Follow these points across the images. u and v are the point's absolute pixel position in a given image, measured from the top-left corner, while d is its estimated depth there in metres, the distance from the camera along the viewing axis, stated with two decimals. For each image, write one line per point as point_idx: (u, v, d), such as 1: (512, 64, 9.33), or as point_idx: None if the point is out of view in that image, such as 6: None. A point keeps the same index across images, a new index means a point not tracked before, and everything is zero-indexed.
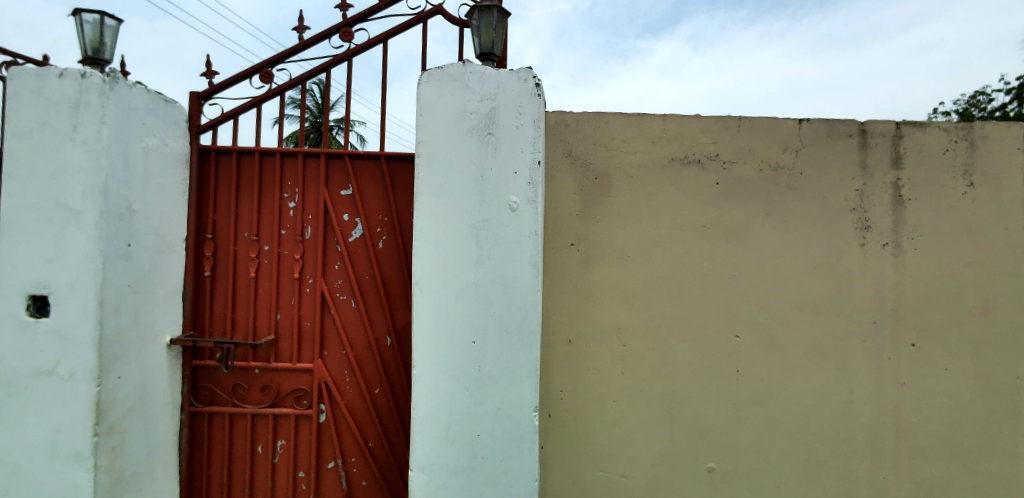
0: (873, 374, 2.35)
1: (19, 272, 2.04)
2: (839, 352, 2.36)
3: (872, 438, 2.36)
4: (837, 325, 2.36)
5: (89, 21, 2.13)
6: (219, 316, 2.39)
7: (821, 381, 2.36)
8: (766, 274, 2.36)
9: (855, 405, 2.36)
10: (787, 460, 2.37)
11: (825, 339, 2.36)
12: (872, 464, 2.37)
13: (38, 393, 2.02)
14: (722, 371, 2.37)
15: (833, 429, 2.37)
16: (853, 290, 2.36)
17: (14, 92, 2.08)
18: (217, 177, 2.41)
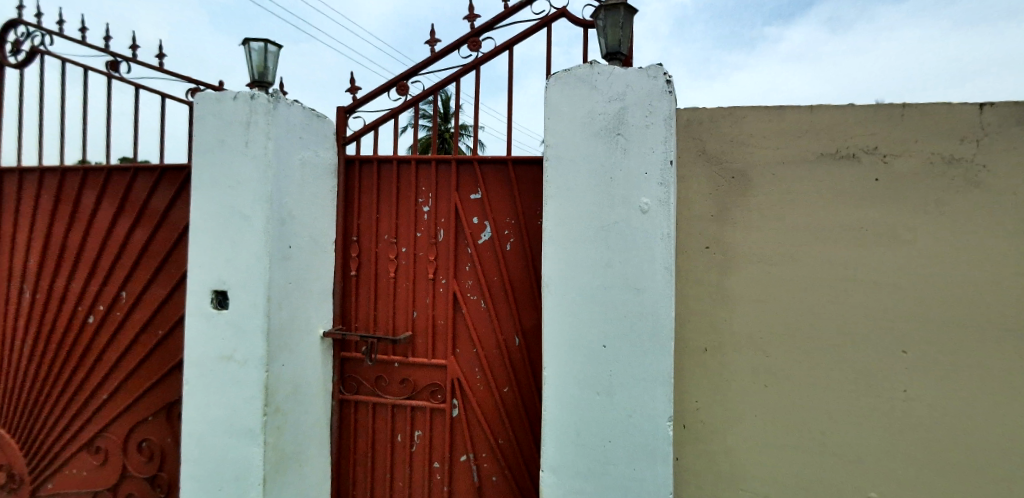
0: (941, 383, 2.08)
1: (206, 271, 2.37)
2: (961, 362, 2.06)
3: (965, 453, 2.07)
4: (977, 336, 2.05)
5: (255, 48, 2.42)
6: (363, 312, 2.60)
7: (975, 405, 2.06)
8: (906, 279, 2.11)
9: (1010, 434, 2.04)
10: (937, 491, 2.10)
11: (949, 350, 2.07)
12: (956, 481, 2.08)
13: (220, 374, 2.33)
14: (843, 384, 2.16)
15: (988, 460, 2.06)
16: (987, 296, 2.05)
17: (200, 115, 2.41)
18: (361, 184, 2.61)
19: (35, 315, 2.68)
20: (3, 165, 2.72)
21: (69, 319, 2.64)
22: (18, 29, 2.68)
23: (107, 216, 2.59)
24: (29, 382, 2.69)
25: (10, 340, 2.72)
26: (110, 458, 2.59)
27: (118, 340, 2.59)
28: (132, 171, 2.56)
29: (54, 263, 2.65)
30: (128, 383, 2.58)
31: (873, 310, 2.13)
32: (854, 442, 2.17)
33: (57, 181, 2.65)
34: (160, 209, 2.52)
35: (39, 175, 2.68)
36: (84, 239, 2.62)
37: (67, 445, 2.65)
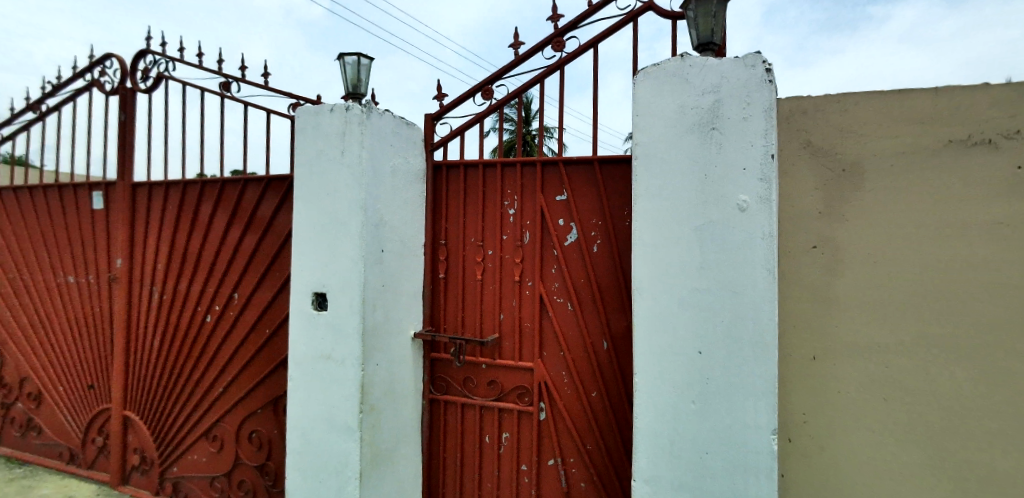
0: None
1: (307, 274, 2.51)
2: None
3: None
4: None
5: (349, 62, 2.55)
6: (452, 315, 2.67)
7: None
8: None
9: None
10: None
11: None
12: None
13: (320, 372, 2.46)
14: (981, 401, 1.91)
15: None
16: None
17: (301, 128, 2.57)
18: (448, 189, 2.69)
19: (163, 314, 2.98)
20: (136, 180, 3.05)
21: (191, 318, 2.91)
22: (147, 58, 2.99)
23: (221, 224, 2.83)
24: (159, 374, 2.99)
25: (143, 336, 3.05)
26: (225, 447, 2.82)
27: (232, 337, 2.82)
28: (242, 182, 2.77)
29: (178, 267, 2.94)
30: (240, 378, 2.79)
31: (1018, 317, 1.87)
32: (1000, 469, 1.90)
33: (180, 193, 2.93)
34: (267, 217, 2.72)
35: (165, 188, 2.98)
36: (203, 245, 2.88)
37: (189, 433, 2.91)
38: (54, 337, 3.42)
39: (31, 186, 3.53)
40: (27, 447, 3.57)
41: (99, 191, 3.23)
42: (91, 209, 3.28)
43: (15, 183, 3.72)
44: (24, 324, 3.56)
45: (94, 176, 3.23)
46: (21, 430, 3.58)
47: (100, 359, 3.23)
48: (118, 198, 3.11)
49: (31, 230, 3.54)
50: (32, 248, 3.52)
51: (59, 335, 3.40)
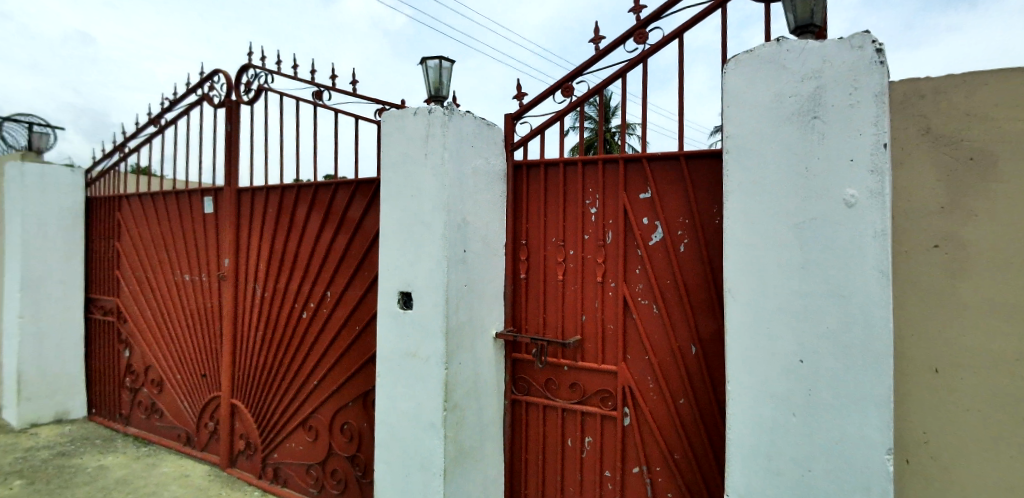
0: None
1: (393, 274, 2.61)
2: None
3: None
4: None
5: (432, 65, 2.63)
6: (533, 315, 2.67)
7: None
8: None
9: None
10: None
11: None
12: None
13: (406, 369, 2.54)
14: None
15: None
16: None
17: (387, 132, 2.67)
18: (528, 189, 2.69)
19: (264, 310, 3.21)
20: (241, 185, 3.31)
21: (288, 314, 3.12)
22: (248, 72, 3.22)
23: (315, 226, 2.99)
24: (261, 366, 3.23)
25: (248, 330, 3.29)
26: (319, 437, 2.99)
27: (325, 333, 2.98)
28: (333, 185, 2.91)
29: (277, 266, 3.15)
30: (332, 371, 2.95)
31: None
32: None
33: (278, 197, 3.14)
34: (356, 218, 2.84)
35: (266, 192, 3.21)
36: (299, 246, 3.06)
37: (288, 422, 3.12)
38: (173, 329, 3.79)
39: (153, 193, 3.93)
40: (152, 428, 3.98)
41: (210, 196, 3.54)
42: (203, 213, 3.60)
43: (139, 190, 4.15)
44: (148, 316, 3.97)
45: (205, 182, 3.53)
46: (147, 412, 4.00)
47: (211, 351, 3.54)
48: (226, 203, 3.39)
49: (153, 233, 3.94)
50: (154, 249, 3.92)
51: (176, 328, 3.76)
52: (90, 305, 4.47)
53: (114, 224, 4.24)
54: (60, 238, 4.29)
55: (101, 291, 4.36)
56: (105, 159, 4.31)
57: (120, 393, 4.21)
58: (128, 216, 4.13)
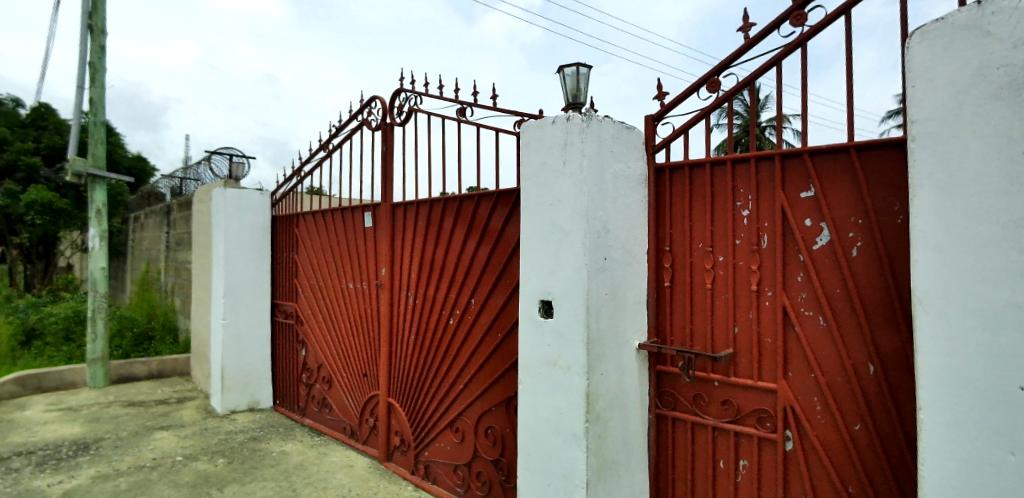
0: None
1: (534, 282, 2.64)
2: None
3: None
4: None
5: (569, 72, 2.64)
6: (680, 326, 2.53)
7: None
8: None
9: None
10: None
11: None
12: None
13: (547, 376, 2.55)
14: None
15: None
16: None
17: (527, 143, 2.73)
18: (671, 193, 2.57)
19: (416, 315, 3.47)
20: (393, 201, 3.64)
21: (436, 320, 3.33)
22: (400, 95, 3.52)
23: (460, 236, 3.17)
24: (412, 368, 3.48)
25: (402, 335, 3.58)
26: (466, 438, 3.12)
27: (471, 339, 3.12)
28: (476, 197, 3.06)
29: (426, 276, 3.40)
30: (477, 376, 3.08)
31: None
32: None
33: (427, 210, 3.40)
34: (498, 228, 2.95)
35: (416, 206, 3.48)
36: (445, 256, 3.27)
37: (435, 424, 3.32)
38: (338, 332, 4.26)
39: (323, 211, 4.47)
40: (322, 420, 4.49)
41: (369, 211, 3.93)
42: (363, 227, 4.02)
43: (312, 209, 4.74)
44: (318, 320, 4.50)
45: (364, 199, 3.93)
46: (318, 406, 4.53)
47: (370, 352, 3.91)
48: (382, 217, 3.75)
49: (322, 246, 4.48)
50: (323, 260, 4.45)
51: (341, 331, 4.22)
52: (274, 310, 5.18)
53: (293, 239, 4.90)
54: (251, 251, 5.02)
55: (283, 298, 5.04)
56: (286, 183, 5.00)
57: (297, 387, 4.81)
58: (303, 231, 4.74)
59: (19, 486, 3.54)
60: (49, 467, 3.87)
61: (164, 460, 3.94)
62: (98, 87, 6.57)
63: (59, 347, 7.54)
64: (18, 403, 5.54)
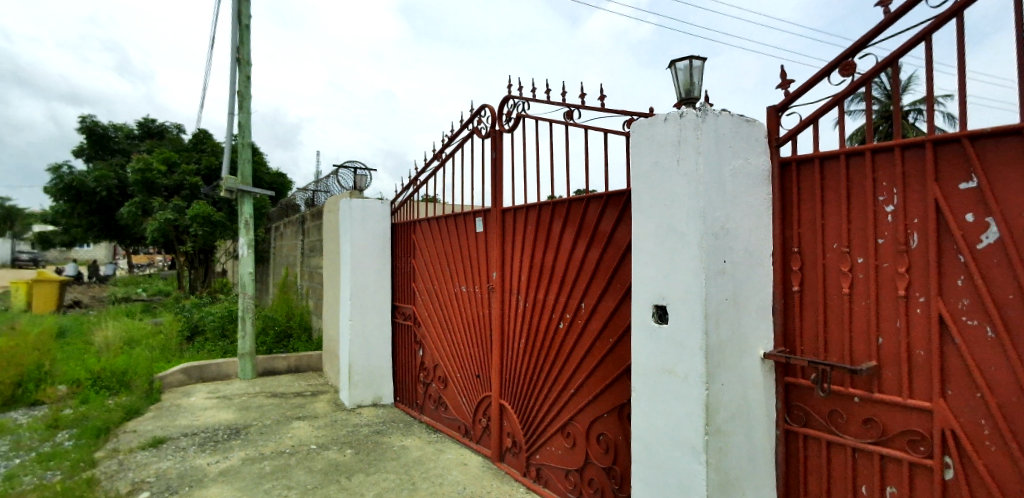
0: None
1: (648, 287, 2.56)
2: None
3: None
4: None
5: (682, 67, 2.56)
6: (811, 334, 2.29)
7: None
8: None
9: None
10: None
11: None
12: None
13: (662, 385, 2.45)
14: None
15: None
16: None
17: (637, 142, 2.65)
18: (799, 189, 2.35)
19: (526, 319, 3.60)
20: (507, 207, 3.79)
21: (547, 324, 3.42)
22: (508, 103, 3.74)
23: (570, 239, 3.24)
24: (524, 371, 3.61)
25: (514, 338, 3.74)
26: (577, 443, 3.18)
27: (582, 343, 3.15)
28: (585, 200, 3.12)
29: (536, 280, 3.53)
30: (588, 382, 3.10)
31: None
32: None
33: (536, 214, 3.53)
34: (608, 230, 2.96)
35: (527, 210, 3.63)
36: (555, 259, 3.36)
37: (548, 427, 3.40)
38: (453, 332, 4.47)
39: (436, 218, 4.72)
40: (438, 418, 4.74)
41: (480, 217, 4.12)
42: (475, 232, 4.21)
43: (426, 216, 5.03)
44: (433, 321, 4.76)
45: (475, 205, 4.13)
46: (434, 404, 4.78)
47: (483, 354, 4.10)
48: (492, 223, 3.93)
49: (436, 250, 4.74)
50: (437, 264, 4.70)
51: (455, 331, 4.43)
52: (393, 311, 5.56)
53: (410, 244, 5.24)
54: (375, 256, 5.43)
55: (401, 300, 5.40)
56: (403, 192, 5.36)
57: (415, 386, 5.13)
58: (419, 237, 5.05)
59: (186, 463, 4.12)
60: (209, 447, 4.46)
61: (300, 447, 4.36)
62: (244, 112, 7.49)
63: (217, 342, 8.70)
64: (184, 391, 6.46)
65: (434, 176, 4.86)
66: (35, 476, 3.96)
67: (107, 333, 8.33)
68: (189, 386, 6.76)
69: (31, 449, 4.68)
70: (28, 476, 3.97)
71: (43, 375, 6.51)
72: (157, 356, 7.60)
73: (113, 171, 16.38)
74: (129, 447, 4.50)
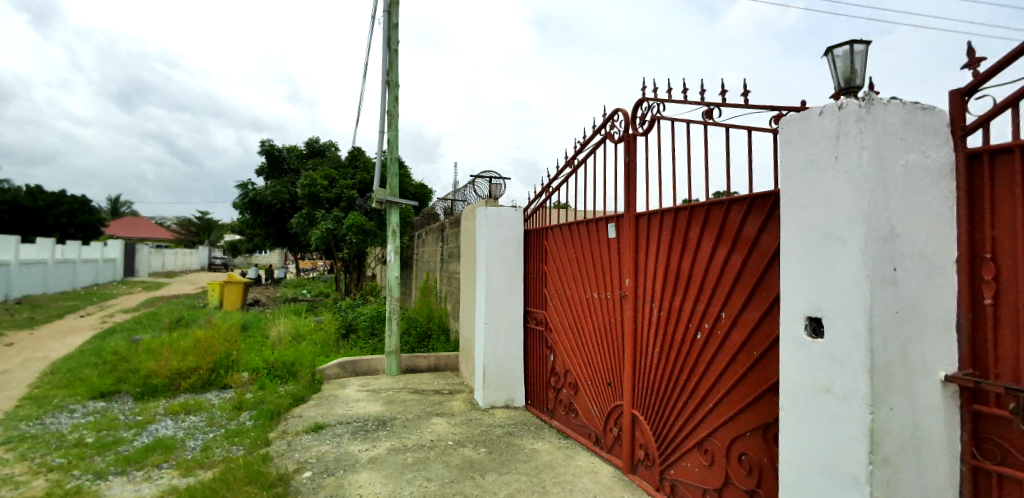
0: None
1: (800, 297, 2.36)
2: None
3: None
4: None
5: (840, 54, 2.34)
6: (1009, 357, 1.90)
7: None
8: None
9: None
10: None
11: None
12: None
13: (816, 406, 2.24)
14: None
15: None
16: None
17: (787, 139, 2.47)
18: (993, 184, 1.98)
19: (660, 327, 3.52)
20: (642, 212, 3.75)
21: (682, 334, 3.31)
22: (643, 105, 3.73)
23: (708, 245, 3.12)
24: (658, 381, 3.52)
25: (647, 347, 3.67)
26: (716, 462, 3.02)
27: (721, 355, 3.00)
28: (727, 203, 2.98)
29: (671, 288, 3.43)
30: (728, 397, 2.94)
31: None
32: None
33: (672, 219, 3.45)
34: (752, 235, 2.79)
35: (661, 215, 3.56)
36: (693, 266, 3.25)
37: (684, 442, 3.28)
38: (585, 339, 4.51)
39: (569, 225, 4.83)
40: (569, 424, 4.80)
41: (613, 223, 4.14)
42: (607, 238, 4.23)
43: (559, 222, 5.16)
44: (565, 326, 4.86)
45: (607, 211, 4.16)
46: (565, 409, 4.86)
47: (615, 362, 4.08)
48: (626, 228, 3.93)
49: (568, 257, 4.83)
50: (569, 271, 4.79)
51: (587, 338, 4.48)
52: (526, 316, 5.77)
53: (542, 250, 5.41)
54: (510, 261, 5.71)
55: (533, 305, 5.59)
56: (536, 199, 5.57)
57: (547, 391, 5.26)
58: (551, 242, 5.19)
59: (342, 448, 4.72)
60: (360, 435, 5.06)
61: (439, 442, 4.74)
62: (393, 130, 8.39)
63: (367, 340, 9.82)
64: (340, 383, 7.39)
65: (567, 182, 4.97)
66: (224, 449, 5.05)
67: (281, 329, 9.88)
68: (344, 378, 7.73)
69: (221, 425, 5.82)
70: (219, 448, 5.07)
71: (231, 363, 7.95)
72: (319, 350, 8.80)
73: (285, 189, 19.35)
74: (295, 430, 5.32)
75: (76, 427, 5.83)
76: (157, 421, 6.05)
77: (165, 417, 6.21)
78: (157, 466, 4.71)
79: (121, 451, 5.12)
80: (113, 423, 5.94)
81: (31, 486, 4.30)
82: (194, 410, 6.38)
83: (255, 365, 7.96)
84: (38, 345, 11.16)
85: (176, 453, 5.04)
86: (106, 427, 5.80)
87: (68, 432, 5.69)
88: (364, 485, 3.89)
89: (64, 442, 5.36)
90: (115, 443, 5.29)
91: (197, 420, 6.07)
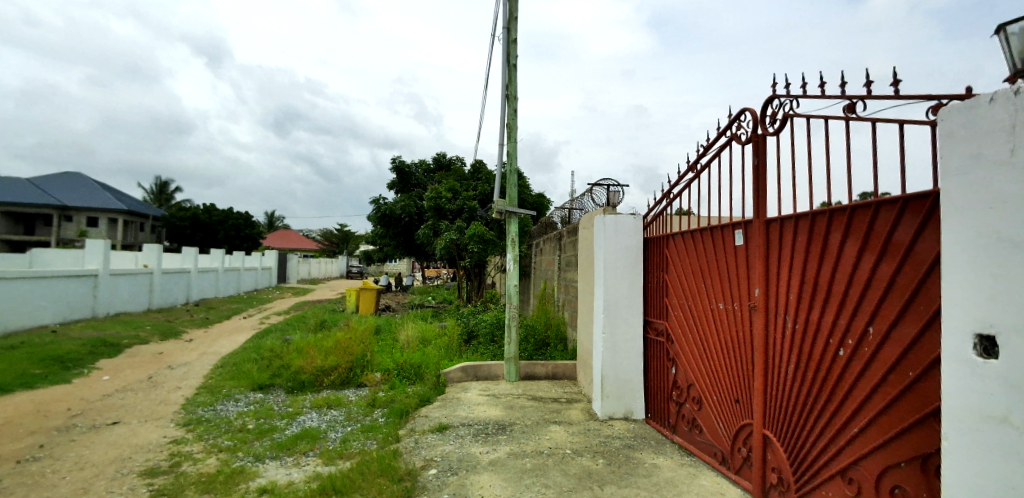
0: None
1: (966, 311, 2.08)
2: None
3: None
4: None
5: (1016, 31, 2.05)
6: None
7: None
8: None
9: None
10: None
11: None
12: None
13: (991, 438, 1.95)
14: None
15: None
16: None
17: (946, 132, 2.20)
18: None
19: (796, 341, 3.28)
20: (775, 217, 3.54)
21: (821, 350, 3.06)
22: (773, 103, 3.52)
23: (852, 253, 2.86)
24: (792, 400, 3.28)
25: (780, 362, 3.44)
26: (863, 493, 2.74)
27: (869, 374, 2.72)
28: (874, 206, 2.72)
29: (808, 299, 3.19)
30: (877, 422, 2.65)
31: None
32: None
33: (809, 225, 3.21)
34: (905, 242, 2.52)
35: (796, 221, 3.34)
36: (833, 275, 3.00)
37: (825, 468, 3.02)
38: (710, 352, 4.33)
39: (691, 232, 4.69)
40: (693, 440, 4.62)
41: (740, 229, 3.95)
42: (734, 245, 4.04)
43: (680, 229, 5.02)
44: (688, 338, 4.71)
45: (734, 217, 3.98)
46: (688, 425, 4.69)
47: (744, 378, 3.87)
48: (755, 235, 3.72)
49: (691, 265, 4.69)
50: (692, 280, 4.65)
51: (712, 351, 4.29)
52: (646, 326, 5.67)
53: (663, 258, 5.30)
54: (628, 270, 5.67)
55: (654, 315, 5.48)
56: (656, 206, 5.47)
57: (669, 404, 5.11)
58: (673, 251, 5.06)
59: (464, 449, 5.06)
60: (481, 438, 5.37)
61: (557, 450, 4.86)
62: (511, 142, 8.76)
63: (487, 346, 10.31)
64: (462, 386, 7.88)
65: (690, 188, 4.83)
66: (360, 442, 5.69)
67: (410, 334, 10.78)
68: (466, 382, 8.20)
69: (357, 420, 6.55)
70: (356, 441, 5.72)
71: (366, 363, 8.88)
72: (443, 354, 9.43)
73: (414, 203, 21.03)
74: (422, 429, 5.81)
75: (241, 414, 6.98)
76: (304, 413, 6.99)
77: (311, 410, 7.15)
78: (304, 454, 5.47)
79: (276, 438, 6.02)
80: (270, 412, 7.00)
81: (207, 463, 5.27)
82: (335, 405, 7.25)
83: (387, 366, 8.79)
84: (211, 342, 13.39)
85: (319, 443, 5.80)
86: (263, 416, 6.85)
87: (235, 418, 6.84)
88: (485, 487, 4.14)
89: (232, 427, 6.46)
90: (271, 431, 6.23)
91: (337, 414, 6.88)
